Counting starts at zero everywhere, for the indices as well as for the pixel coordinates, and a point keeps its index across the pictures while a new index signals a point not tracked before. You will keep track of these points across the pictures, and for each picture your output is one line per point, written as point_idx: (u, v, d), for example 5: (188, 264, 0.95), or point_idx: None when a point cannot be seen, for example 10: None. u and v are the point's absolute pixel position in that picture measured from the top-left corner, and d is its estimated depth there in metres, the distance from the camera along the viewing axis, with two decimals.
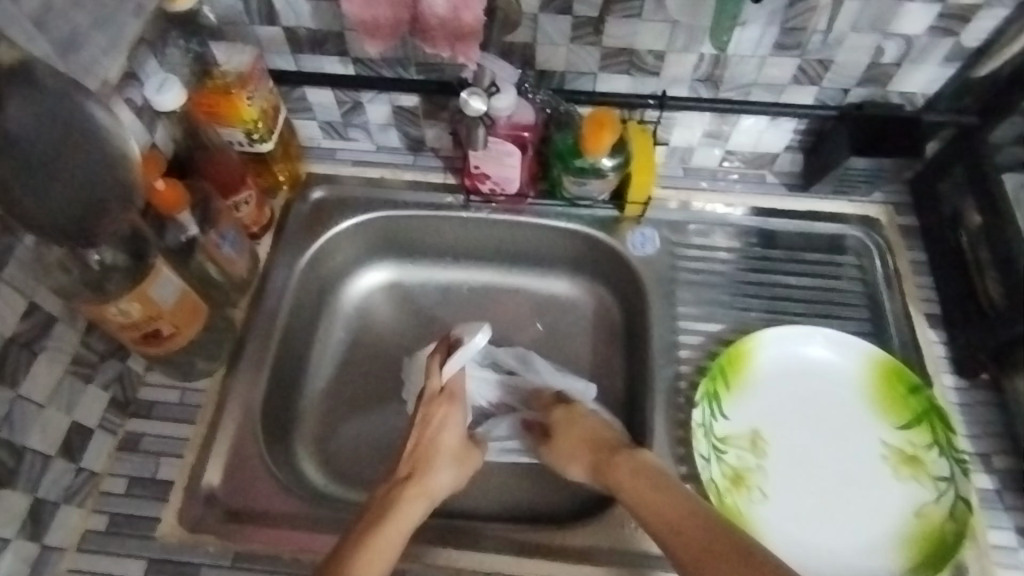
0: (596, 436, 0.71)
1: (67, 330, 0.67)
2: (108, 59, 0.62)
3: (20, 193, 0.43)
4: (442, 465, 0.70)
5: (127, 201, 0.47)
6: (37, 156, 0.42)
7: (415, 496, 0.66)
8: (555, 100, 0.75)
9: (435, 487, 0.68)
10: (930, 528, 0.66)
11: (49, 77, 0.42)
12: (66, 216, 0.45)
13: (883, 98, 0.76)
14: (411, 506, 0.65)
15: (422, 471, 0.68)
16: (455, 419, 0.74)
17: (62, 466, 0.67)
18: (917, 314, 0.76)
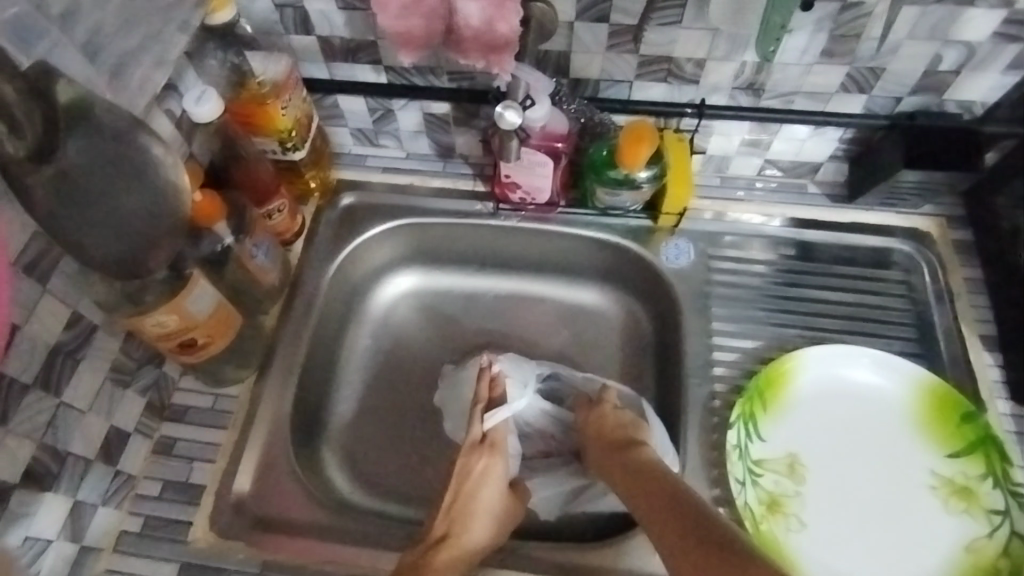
0: (619, 433, 0.69)
1: (107, 337, 0.68)
2: (157, 75, 0.64)
3: (72, 227, 0.47)
4: (481, 519, 0.68)
5: (173, 232, 0.50)
6: (90, 190, 0.47)
7: (451, 552, 0.63)
8: (589, 109, 0.74)
9: (472, 542, 0.65)
10: (982, 563, 0.63)
11: (106, 115, 0.47)
12: (115, 250, 0.49)
13: (938, 106, 0.72)
14: (443, 561, 0.62)
15: (461, 526, 0.66)
16: (496, 473, 0.72)
17: (100, 470, 0.69)
18: (970, 335, 0.72)
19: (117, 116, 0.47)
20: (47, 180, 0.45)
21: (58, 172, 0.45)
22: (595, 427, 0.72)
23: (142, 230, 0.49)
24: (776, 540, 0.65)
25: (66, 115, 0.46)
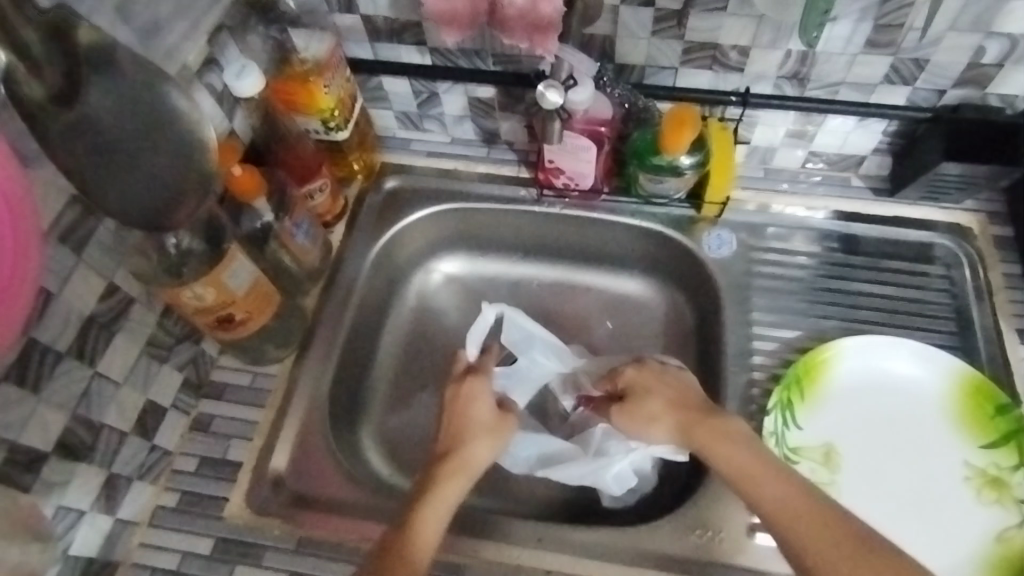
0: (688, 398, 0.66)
1: (145, 311, 0.68)
2: (188, 44, 0.65)
3: (99, 184, 0.42)
4: (479, 434, 0.68)
5: (202, 193, 0.43)
6: (119, 144, 0.42)
7: (453, 469, 0.64)
8: (633, 94, 0.74)
9: (474, 456, 0.66)
10: (1012, 553, 0.63)
11: (131, 66, 0.42)
12: (142, 209, 0.43)
13: (981, 99, 0.72)
14: (451, 483, 0.63)
15: (459, 445, 0.66)
16: (484, 392, 0.71)
17: (136, 443, 0.69)
18: (1008, 329, 0.73)
19: (143, 65, 0.42)
20: (71, 127, 0.41)
21: (80, 119, 0.41)
22: (650, 395, 0.69)
23: (170, 181, 0.42)
24: None
25: (89, 61, 0.41)
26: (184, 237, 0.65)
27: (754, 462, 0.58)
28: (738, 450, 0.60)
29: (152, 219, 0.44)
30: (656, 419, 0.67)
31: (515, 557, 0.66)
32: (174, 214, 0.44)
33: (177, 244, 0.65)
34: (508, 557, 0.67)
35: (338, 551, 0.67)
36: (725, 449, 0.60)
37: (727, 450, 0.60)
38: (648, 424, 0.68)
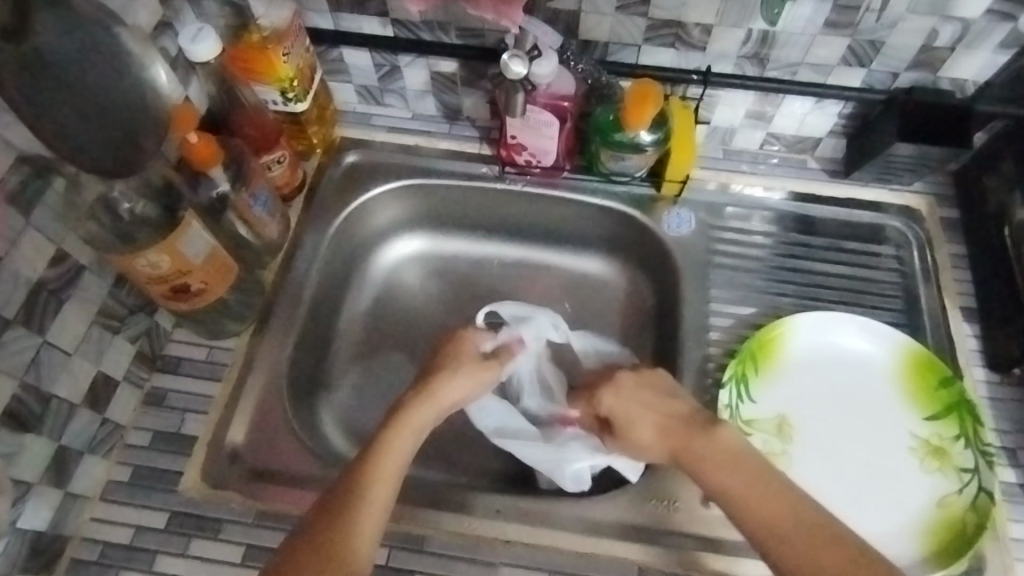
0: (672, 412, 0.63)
1: (95, 280, 0.66)
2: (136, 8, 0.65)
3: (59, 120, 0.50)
4: (458, 385, 0.68)
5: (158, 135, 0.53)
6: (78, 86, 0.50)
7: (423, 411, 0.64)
8: (596, 71, 0.74)
9: (444, 400, 0.66)
10: (951, 517, 0.66)
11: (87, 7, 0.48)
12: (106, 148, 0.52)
13: (933, 83, 0.74)
14: (417, 412, 0.63)
15: (417, 403, 0.64)
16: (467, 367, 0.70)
17: (87, 416, 0.67)
18: (952, 307, 0.75)
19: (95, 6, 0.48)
20: (20, 62, 0.48)
21: None
22: (635, 424, 0.65)
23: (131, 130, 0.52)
24: None
25: None
26: (139, 202, 0.65)
27: (757, 473, 0.55)
28: (736, 454, 0.57)
29: (117, 165, 0.54)
30: (645, 445, 0.64)
31: (474, 527, 0.67)
32: (139, 162, 0.54)
33: (132, 209, 0.65)
34: (466, 528, 0.67)
35: (297, 523, 0.67)
36: (723, 458, 0.57)
37: (724, 465, 0.56)
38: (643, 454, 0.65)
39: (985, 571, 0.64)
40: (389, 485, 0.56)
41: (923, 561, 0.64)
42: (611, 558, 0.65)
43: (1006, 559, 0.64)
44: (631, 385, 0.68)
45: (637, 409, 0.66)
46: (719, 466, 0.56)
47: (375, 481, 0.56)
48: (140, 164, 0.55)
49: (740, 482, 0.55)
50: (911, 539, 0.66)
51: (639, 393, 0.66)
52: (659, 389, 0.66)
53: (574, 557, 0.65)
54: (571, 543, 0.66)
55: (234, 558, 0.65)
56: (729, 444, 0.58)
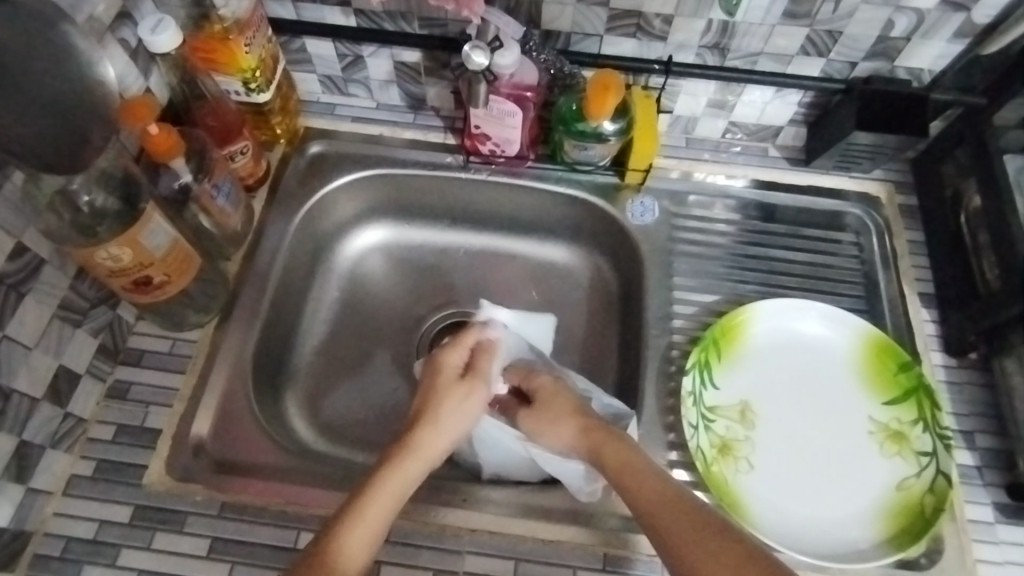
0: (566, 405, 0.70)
1: (56, 273, 0.66)
2: None
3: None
4: (447, 428, 0.66)
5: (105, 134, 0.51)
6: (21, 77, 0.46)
7: (411, 461, 0.62)
8: (559, 61, 0.74)
9: (437, 446, 0.65)
10: (910, 501, 0.67)
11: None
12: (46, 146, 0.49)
13: (890, 72, 0.75)
14: (408, 465, 0.62)
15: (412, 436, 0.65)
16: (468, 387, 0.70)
17: (49, 411, 0.66)
18: (911, 293, 0.77)
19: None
20: None
21: None
22: (550, 407, 0.71)
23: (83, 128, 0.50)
24: (725, 481, 0.68)
25: None
26: (98, 195, 0.64)
27: (672, 499, 0.57)
28: (652, 480, 0.58)
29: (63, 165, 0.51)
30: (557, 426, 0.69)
31: (442, 518, 0.67)
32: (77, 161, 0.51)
33: (92, 202, 0.64)
34: (434, 518, 0.67)
35: (263, 515, 0.67)
36: (638, 480, 0.59)
37: (641, 482, 0.59)
38: (541, 437, 0.70)
39: (943, 551, 0.65)
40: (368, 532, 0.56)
41: (882, 543, 0.65)
42: (577, 545, 0.66)
43: (962, 540, 0.66)
44: (547, 388, 0.73)
45: (553, 400, 0.71)
46: (633, 483, 0.59)
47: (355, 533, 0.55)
48: (86, 159, 0.52)
49: (651, 505, 0.57)
50: (871, 522, 0.66)
51: (554, 394, 0.72)
52: (564, 389, 0.72)
53: (540, 545, 0.66)
54: (538, 530, 0.67)
55: (200, 551, 0.65)
56: (640, 468, 0.60)
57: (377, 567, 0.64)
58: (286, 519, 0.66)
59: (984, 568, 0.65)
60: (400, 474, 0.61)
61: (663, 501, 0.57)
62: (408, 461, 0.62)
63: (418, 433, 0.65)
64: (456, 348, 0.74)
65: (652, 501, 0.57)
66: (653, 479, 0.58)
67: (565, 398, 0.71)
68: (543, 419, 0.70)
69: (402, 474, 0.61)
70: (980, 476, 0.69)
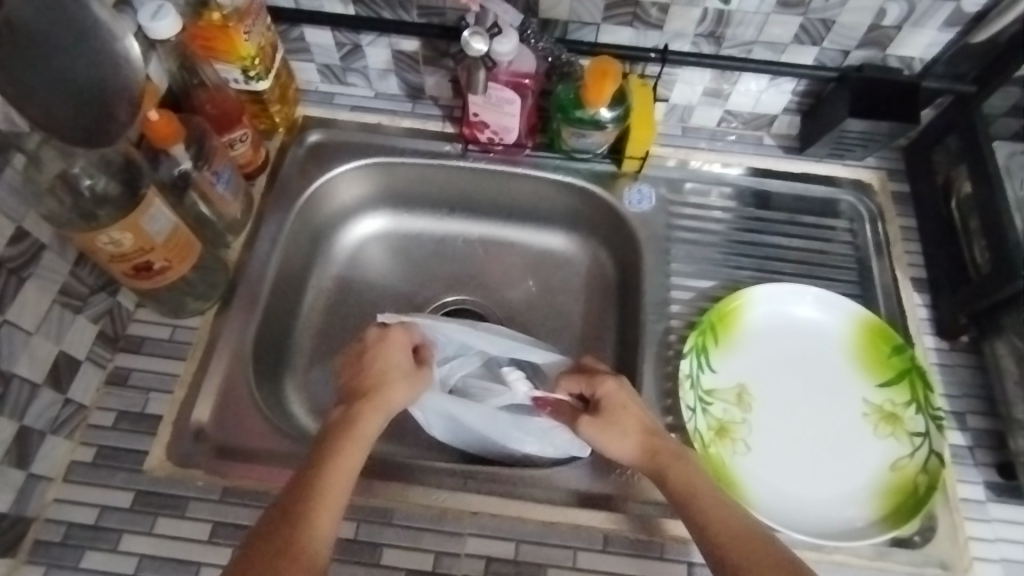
0: (625, 413, 0.65)
1: (56, 258, 0.66)
2: None
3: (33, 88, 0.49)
4: (394, 391, 0.65)
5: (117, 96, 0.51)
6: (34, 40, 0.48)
7: (364, 416, 0.62)
8: (557, 48, 0.75)
9: (392, 405, 0.65)
10: (903, 480, 0.68)
11: None
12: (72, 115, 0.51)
13: (882, 61, 0.77)
14: (368, 419, 0.62)
15: (372, 390, 0.64)
16: (401, 343, 0.69)
17: (49, 397, 0.67)
18: (903, 278, 0.78)
19: None
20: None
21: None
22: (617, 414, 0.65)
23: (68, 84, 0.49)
24: (723, 462, 0.69)
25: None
26: (99, 179, 0.64)
27: (701, 492, 0.59)
28: (688, 470, 0.61)
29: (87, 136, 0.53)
30: (625, 437, 0.64)
31: (441, 500, 0.68)
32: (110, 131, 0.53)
33: (93, 186, 0.64)
34: (435, 500, 0.68)
35: (264, 498, 0.67)
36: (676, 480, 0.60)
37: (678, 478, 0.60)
38: (614, 448, 0.64)
39: (936, 528, 0.66)
40: (338, 487, 0.55)
41: (877, 521, 0.66)
42: (579, 526, 0.66)
43: (955, 518, 0.67)
44: (616, 397, 0.67)
45: (620, 411, 0.66)
46: (672, 474, 0.61)
47: (336, 476, 0.56)
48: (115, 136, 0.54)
49: (681, 491, 0.60)
50: (866, 501, 0.68)
51: (620, 405, 0.66)
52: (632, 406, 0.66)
53: (542, 526, 0.66)
54: (539, 513, 0.67)
55: (202, 535, 0.65)
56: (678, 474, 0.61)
57: (379, 550, 0.64)
58: None
59: (977, 546, 0.66)
60: (359, 427, 0.60)
61: (690, 491, 0.59)
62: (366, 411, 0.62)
63: (369, 387, 0.65)
64: (401, 344, 0.69)
65: (682, 488, 0.60)
66: (689, 470, 0.61)
67: (635, 411, 0.65)
68: (605, 431, 0.65)
69: (363, 427, 0.61)
70: (972, 456, 0.70)
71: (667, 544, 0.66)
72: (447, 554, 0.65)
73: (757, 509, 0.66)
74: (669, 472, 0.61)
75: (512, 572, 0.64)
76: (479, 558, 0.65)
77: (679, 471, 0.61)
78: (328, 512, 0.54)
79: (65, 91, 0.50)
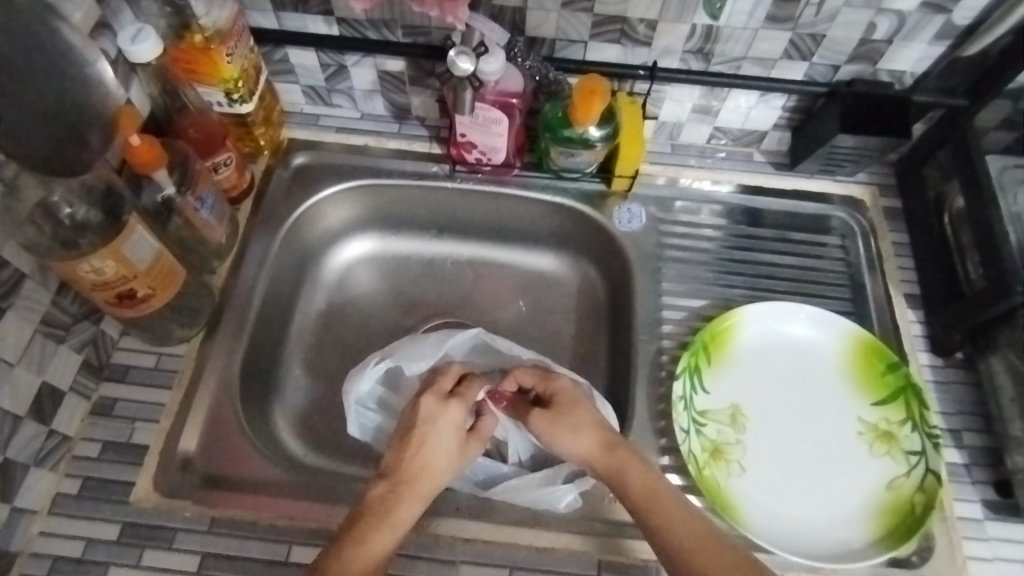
0: (573, 410, 0.68)
1: (38, 288, 0.65)
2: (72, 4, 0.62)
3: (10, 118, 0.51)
4: (441, 469, 0.64)
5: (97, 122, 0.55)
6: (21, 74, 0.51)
7: (406, 501, 0.60)
8: (544, 67, 0.74)
9: (434, 489, 0.63)
10: (900, 501, 0.67)
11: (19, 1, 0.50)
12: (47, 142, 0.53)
13: (872, 75, 0.76)
14: (406, 503, 0.60)
15: (418, 471, 0.63)
16: (455, 416, 0.67)
17: (33, 429, 0.65)
18: (896, 295, 0.77)
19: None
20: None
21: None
22: (567, 410, 0.68)
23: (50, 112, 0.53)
24: (717, 484, 0.68)
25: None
26: (80, 207, 0.63)
27: (660, 495, 0.60)
28: (643, 471, 0.61)
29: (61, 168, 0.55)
30: (577, 432, 0.66)
31: (433, 528, 0.67)
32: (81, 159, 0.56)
33: (74, 215, 0.63)
34: (426, 527, 0.67)
35: (253, 529, 0.66)
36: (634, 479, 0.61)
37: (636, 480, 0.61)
38: (564, 441, 0.66)
39: (934, 548, 0.65)
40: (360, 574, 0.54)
41: (873, 542, 0.66)
42: (570, 552, 0.66)
43: (952, 538, 0.66)
44: (569, 393, 0.70)
45: (570, 407, 0.68)
46: (629, 474, 0.61)
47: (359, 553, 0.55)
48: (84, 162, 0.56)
49: (639, 494, 0.60)
50: (863, 522, 0.67)
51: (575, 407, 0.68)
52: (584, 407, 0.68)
53: (534, 553, 0.65)
54: (530, 538, 0.66)
55: (190, 568, 0.64)
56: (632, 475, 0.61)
57: None
58: (275, 534, 0.66)
59: (975, 566, 0.65)
60: (395, 511, 0.59)
61: (653, 495, 0.59)
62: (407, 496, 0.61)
63: (422, 470, 0.63)
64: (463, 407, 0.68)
65: (640, 491, 0.60)
66: (646, 471, 0.61)
67: (585, 406, 0.68)
68: (567, 427, 0.67)
69: (398, 513, 0.59)
70: (969, 474, 0.69)
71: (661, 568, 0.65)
72: None
73: (753, 532, 0.65)
74: (628, 474, 0.62)
75: None
76: None
77: (636, 473, 0.61)
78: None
79: (41, 122, 0.53)
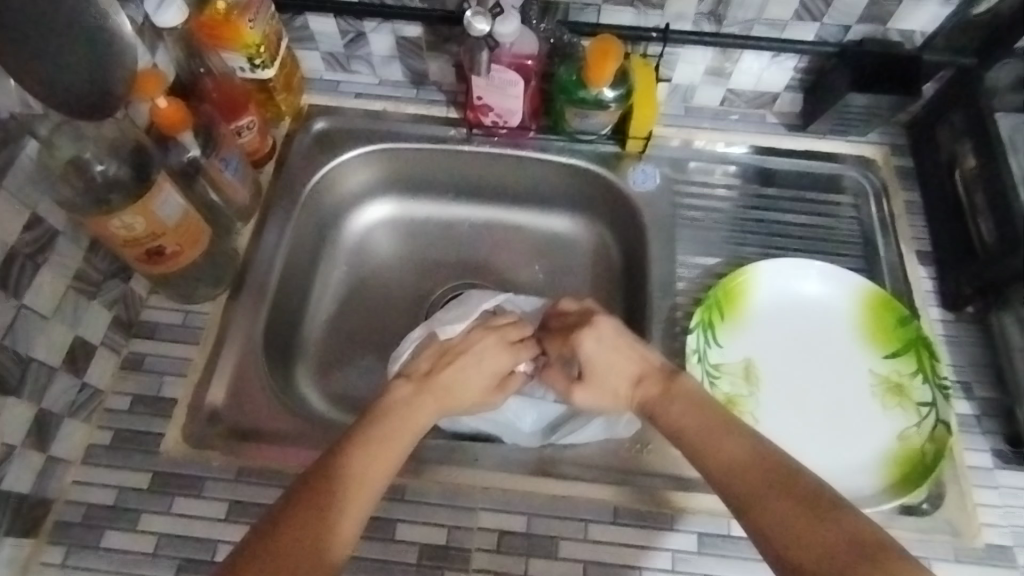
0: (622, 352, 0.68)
1: (70, 245, 0.67)
2: None
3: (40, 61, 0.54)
4: (459, 389, 0.68)
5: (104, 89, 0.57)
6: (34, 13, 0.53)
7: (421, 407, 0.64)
8: (558, 30, 0.76)
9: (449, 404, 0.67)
10: (911, 449, 0.68)
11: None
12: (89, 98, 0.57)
13: (882, 35, 0.77)
14: (422, 409, 0.64)
15: (446, 378, 0.68)
16: (492, 346, 0.73)
17: (66, 381, 0.68)
18: (908, 252, 0.78)
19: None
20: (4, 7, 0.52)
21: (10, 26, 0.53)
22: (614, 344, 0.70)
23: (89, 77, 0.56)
24: None
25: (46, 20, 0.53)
26: (111, 164, 0.65)
27: (703, 413, 0.61)
28: (691, 396, 0.63)
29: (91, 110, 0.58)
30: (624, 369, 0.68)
31: (453, 477, 0.69)
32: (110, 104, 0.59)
33: (105, 171, 0.65)
34: (446, 476, 0.69)
35: (279, 477, 0.68)
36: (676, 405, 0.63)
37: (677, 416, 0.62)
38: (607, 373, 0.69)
39: (944, 495, 0.67)
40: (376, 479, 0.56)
41: (884, 489, 0.67)
42: (587, 499, 0.67)
43: (962, 486, 0.67)
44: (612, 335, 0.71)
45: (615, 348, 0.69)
46: (674, 399, 0.63)
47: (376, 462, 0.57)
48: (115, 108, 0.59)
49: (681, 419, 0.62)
50: (874, 471, 0.68)
51: (614, 346, 0.68)
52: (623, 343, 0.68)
53: (551, 500, 0.67)
54: (549, 487, 0.68)
55: (218, 514, 0.66)
56: (683, 396, 0.63)
57: (393, 525, 0.65)
58: None
59: (985, 513, 0.66)
60: (409, 418, 0.62)
61: (699, 413, 0.61)
62: (423, 404, 0.64)
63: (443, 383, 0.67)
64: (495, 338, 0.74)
65: (682, 412, 0.62)
66: (694, 394, 0.63)
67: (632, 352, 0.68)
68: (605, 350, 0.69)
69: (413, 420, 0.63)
70: (979, 424, 0.70)
71: (678, 516, 0.67)
72: (460, 528, 0.66)
73: None
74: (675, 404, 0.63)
75: (524, 545, 0.65)
76: (492, 531, 0.66)
77: (684, 398, 0.63)
78: (364, 505, 0.55)
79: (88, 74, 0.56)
